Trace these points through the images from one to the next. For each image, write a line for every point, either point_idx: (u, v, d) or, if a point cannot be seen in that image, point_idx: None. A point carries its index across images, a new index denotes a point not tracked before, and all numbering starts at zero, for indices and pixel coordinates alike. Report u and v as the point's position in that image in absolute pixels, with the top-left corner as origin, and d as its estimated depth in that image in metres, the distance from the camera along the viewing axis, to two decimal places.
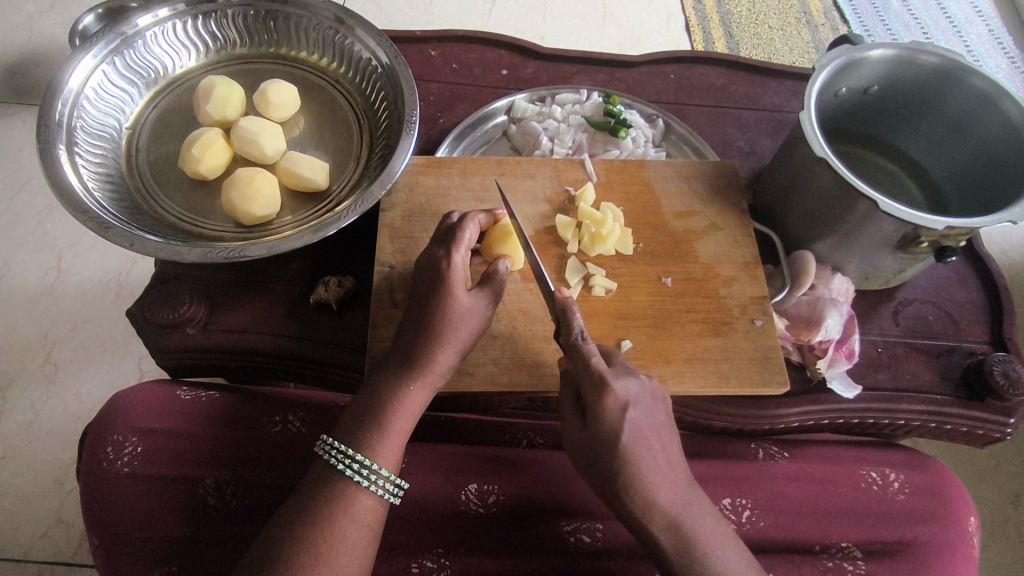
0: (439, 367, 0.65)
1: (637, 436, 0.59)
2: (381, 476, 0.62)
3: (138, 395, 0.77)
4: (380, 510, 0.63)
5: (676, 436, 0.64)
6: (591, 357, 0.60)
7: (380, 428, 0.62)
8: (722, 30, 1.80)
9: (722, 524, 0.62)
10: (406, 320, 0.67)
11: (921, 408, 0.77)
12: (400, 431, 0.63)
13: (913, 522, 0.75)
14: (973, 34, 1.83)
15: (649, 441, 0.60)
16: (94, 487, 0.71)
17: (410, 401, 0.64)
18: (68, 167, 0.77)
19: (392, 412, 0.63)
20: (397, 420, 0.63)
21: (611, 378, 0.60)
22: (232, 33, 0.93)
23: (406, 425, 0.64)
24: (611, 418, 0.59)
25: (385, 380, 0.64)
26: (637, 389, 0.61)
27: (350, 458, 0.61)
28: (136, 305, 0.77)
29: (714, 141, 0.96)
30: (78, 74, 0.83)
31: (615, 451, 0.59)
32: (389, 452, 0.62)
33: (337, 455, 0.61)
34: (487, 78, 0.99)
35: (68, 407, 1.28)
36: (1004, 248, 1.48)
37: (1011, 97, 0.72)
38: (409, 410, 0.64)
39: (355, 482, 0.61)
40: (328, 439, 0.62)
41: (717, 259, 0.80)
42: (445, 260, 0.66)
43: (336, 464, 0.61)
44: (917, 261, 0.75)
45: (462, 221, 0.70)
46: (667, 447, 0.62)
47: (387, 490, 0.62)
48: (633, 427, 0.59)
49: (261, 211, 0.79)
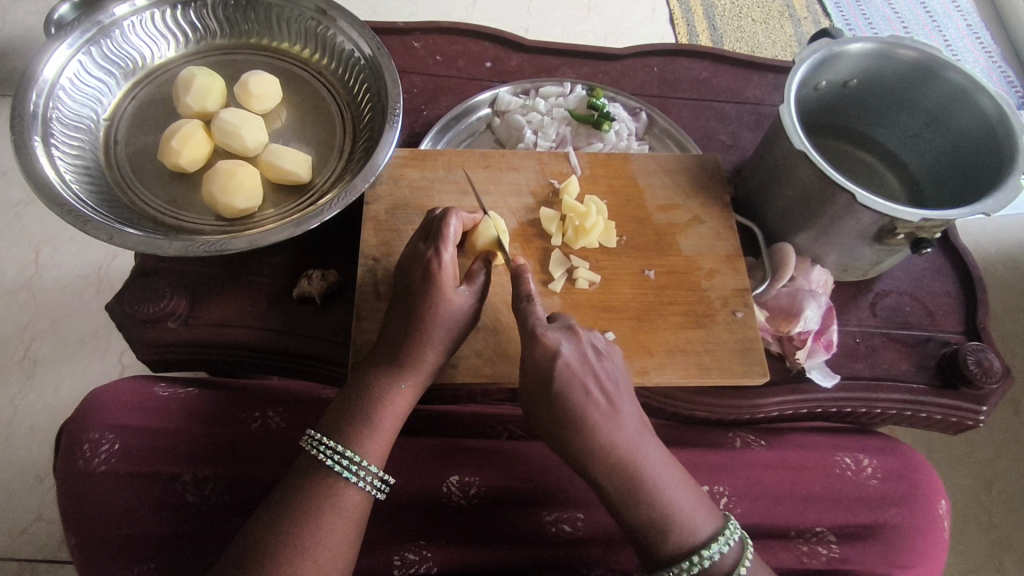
0: (427, 363, 0.65)
1: (570, 377, 0.60)
2: (370, 471, 0.62)
3: (114, 393, 0.76)
4: (366, 505, 0.63)
5: (628, 388, 0.63)
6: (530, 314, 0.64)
7: (370, 423, 0.63)
8: (706, 23, 1.80)
9: (674, 470, 0.62)
10: (392, 316, 0.68)
11: (898, 397, 0.79)
12: (389, 428, 0.64)
13: (885, 506, 0.77)
14: (952, 28, 1.85)
15: (586, 384, 0.61)
16: (71, 486, 0.71)
17: (399, 398, 0.64)
18: (44, 159, 0.75)
19: (381, 408, 0.63)
20: (386, 416, 0.64)
21: (541, 330, 0.62)
22: (212, 23, 0.92)
23: (394, 422, 0.64)
24: (542, 357, 0.61)
25: (375, 375, 0.65)
26: (574, 339, 0.63)
27: (338, 454, 0.61)
28: (115, 299, 0.77)
29: (697, 134, 0.97)
30: (53, 64, 0.82)
31: (550, 390, 0.60)
32: (378, 449, 0.63)
33: (324, 451, 0.61)
34: (471, 71, 0.99)
35: (48, 403, 1.26)
36: (979, 240, 1.51)
37: (986, 92, 0.74)
38: (397, 407, 0.64)
39: (343, 478, 0.61)
40: (315, 435, 0.62)
41: (699, 252, 0.81)
42: (435, 259, 0.66)
43: (323, 460, 0.61)
44: (893, 253, 0.76)
45: (444, 215, 0.69)
46: (618, 404, 0.61)
47: (373, 485, 0.62)
48: (565, 370, 0.60)
49: (243, 204, 0.79)
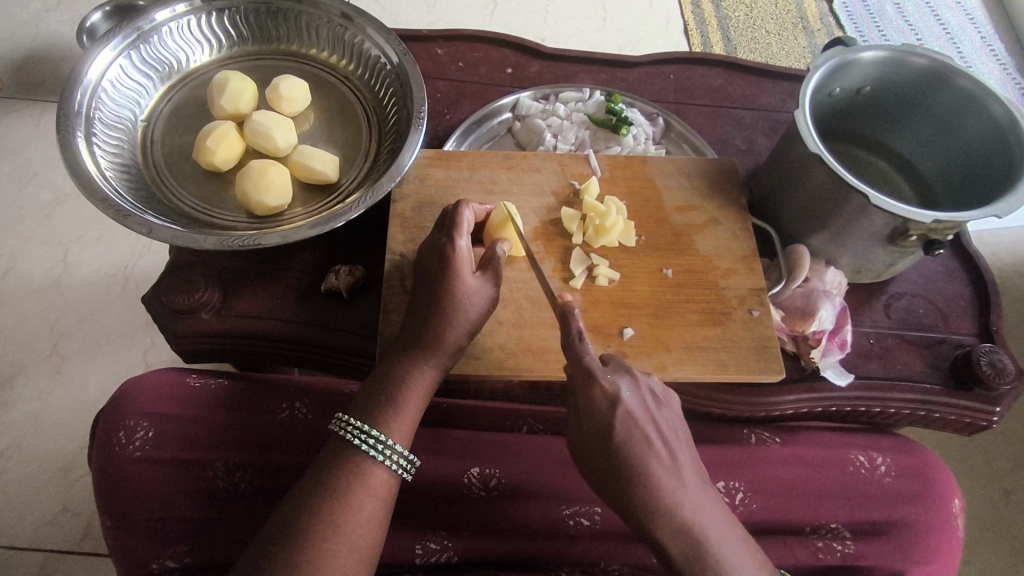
0: (450, 347, 0.68)
1: (631, 424, 0.60)
2: (396, 451, 0.64)
3: (149, 382, 0.78)
4: (394, 485, 0.65)
5: (686, 439, 0.63)
6: (584, 355, 0.63)
7: (394, 406, 0.65)
8: (721, 34, 1.83)
9: (736, 530, 0.60)
10: (415, 304, 0.70)
11: (911, 396, 0.80)
12: (414, 409, 0.66)
13: (899, 502, 0.78)
14: (966, 40, 1.87)
15: (649, 436, 0.60)
16: (108, 470, 0.74)
17: (422, 381, 0.67)
18: (86, 156, 0.79)
19: (405, 391, 0.66)
20: (410, 398, 0.66)
21: (600, 373, 0.62)
22: (245, 30, 0.96)
23: (418, 402, 0.67)
24: (600, 404, 0.61)
25: (401, 359, 0.67)
26: (632, 384, 0.63)
27: (365, 434, 0.64)
28: (152, 292, 0.79)
29: (712, 139, 0.99)
30: (96, 66, 0.85)
31: (611, 441, 0.60)
32: (402, 428, 0.65)
33: (353, 432, 0.64)
34: (493, 77, 1.02)
35: (73, 398, 1.29)
36: (995, 250, 1.52)
37: (997, 98, 0.75)
38: (421, 389, 0.67)
39: (370, 457, 0.63)
40: (343, 417, 0.64)
41: (716, 253, 0.82)
42: (450, 246, 0.69)
43: (352, 440, 0.63)
44: (907, 254, 0.78)
45: (457, 208, 0.73)
46: (679, 454, 0.61)
47: (399, 464, 0.64)
48: (627, 418, 0.60)
49: (274, 201, 0.82)
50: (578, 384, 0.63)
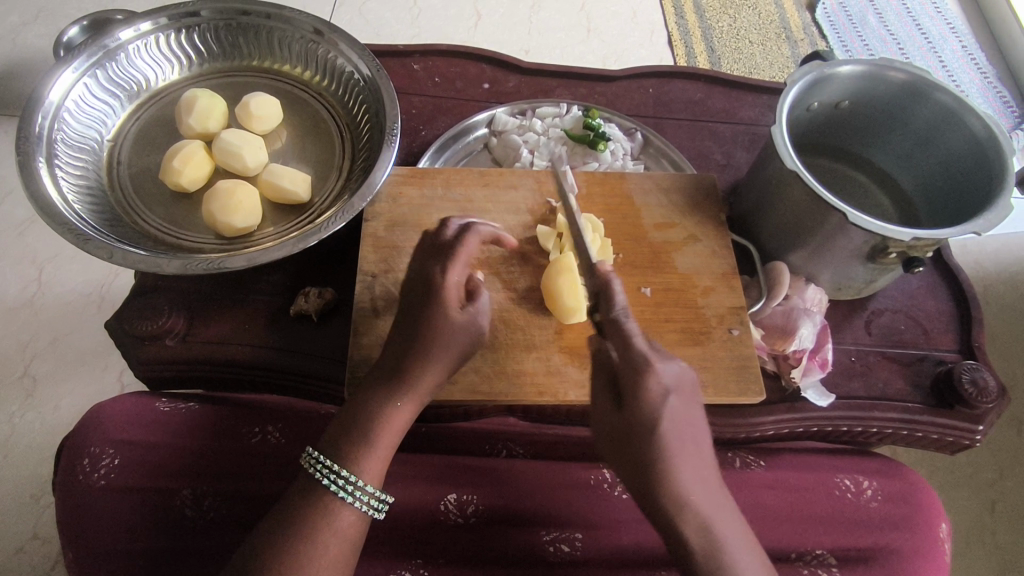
0: (427, 383, 0.65)
1: (671, 420, 0.55)
2: (366, 492, 0.61)
3: (117, 408, 0.77)
4: (362, 525, 0.62)
5: (708, 437, 0.57)
6: (636, 345, 0.57)
7: (367, 446, 0.61)
8: (705, 45, 1.83)
9: (750, 539, 0.57)
10: (395, 337, 0.67)
11: (894, 416, 0.78)
12: (386, 450, 0.63)
13: (886, 528, 0.77)
14: (947, 49, 1.88)
15: (687, 440, 0.55)
16: (70, 500, 0.71)
17: (396, 420, 0.63)
18: (47, 179, 0.77)
19: (377, 428, 0.62)
20: (383, 437, 0.62)
21: (653, 362, 0.56)
22: (215, 46, 0.94)
23: (390, 443, 0.63)
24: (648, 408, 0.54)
25: (375, 393, 0.63)
26: (680, 375, 0.57)
27: (335, 474, 0.60)
28: (115, 317, 0.77)
29: (691, 154, 0.98)
30: (59, 87, 0.84)
31: (652, 445, 0.54)
32: (374, 469, 0.61)
33: (321, 470, 0.60)
34: (469, 92, 1.01)
35: (46, 421, 1.26)
36: (978, 258, 1.53)
37: (975, 113, 0.74)
38: (394, 427, 0.63)
39: (338, 498, 0.60)
40: (314, 454, 0.61)
41: (696, 270, 0.81)
42: (441, 279, 0.67)
43: (321, 480, 0.60)
44: (886, 271, 0.77)
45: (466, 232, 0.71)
46: (707, 456, 0.57)
47: (368, 503, 0.61)
48: (675, 421, 0.55)
49: (242, 223, 0.80)
50: (621, 368, 0.57)
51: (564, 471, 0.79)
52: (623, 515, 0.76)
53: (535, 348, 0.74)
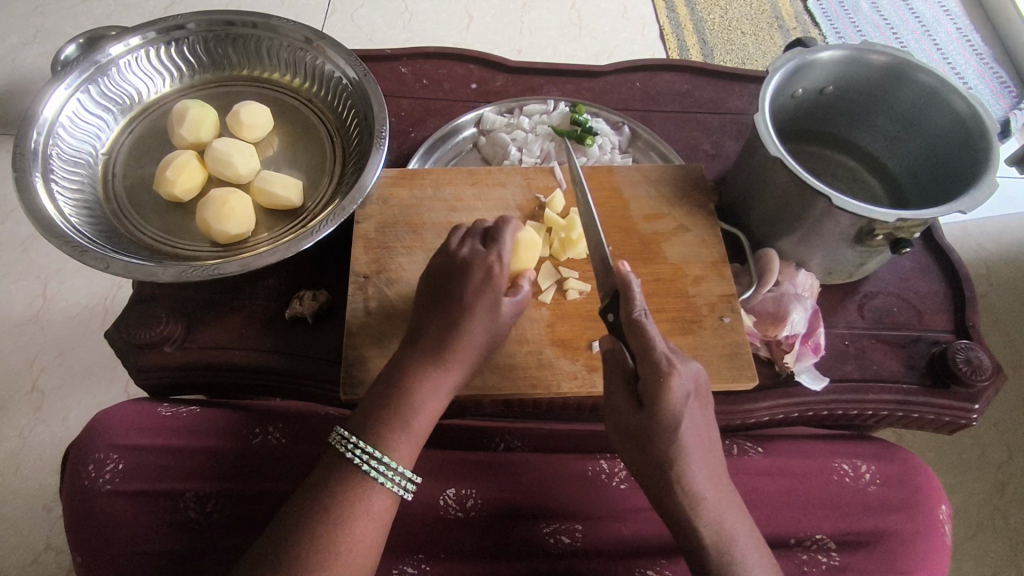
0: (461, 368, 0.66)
1: (683, 415, 0.58)
2: (397, 472, 0.62)
3: (119, 414, 0.78)
4: (392, 503, 0.63)
5: (716, 429, 0.63)
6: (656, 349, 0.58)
7: (405, 426, 0.63)
8: (696, 37, 1.83)
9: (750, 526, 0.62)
10: (435, 316, 0.67)
11: (889, 397, 0.79)
12: (420, 432, 0.64)
13: (885, 512, 0.77)
14: (941, 32, 1.87)
15: (700, 431, 0.60)
16: (78, 505, 0.73)
17: (431, 401, 0.64)
18: (44, 195, 0.78)
19: (414, 413, 0.63)
20: (418, 418, 0.63)
21: (671, 366, 0.58)
22: (204, 57, 0.96)
23: (425, 425, 0.64)
24: (668, 406, 0.57)
25: (406, 379, 0.64)
26: (696, 377, 0.61)
27: (365, 453, 0.61)
28: (114, 326, 0.79)
29: (680, 145, 0.99)
30: (52, 104, 0.85)
31: (669, 440, 0.58)
32: (409, 450, 0.62)
33: (351, 450, 0.61)
34: (457, 93, 1.02)
35: (56, 433, 1.28)
36: (979, 240, 1.52)
37: (958, 92, 0.74)
38: (429, 409, 0.64)
39: (370, 477, 0.61)
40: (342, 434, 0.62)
41: (685, 260, 0.81)
42: (497, 262, 0.68)
43: (351, 459, 0.61)
44: (875, 254, 0.77)
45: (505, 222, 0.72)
46: (710, 449, 0.62)
47: (397, 482, 0.62)
48: (690, 418, 0.59)
49: (236, 230, 0.81)
50: (641, 368, 0.59)
51: (562, 463, 0.79)
52: (621, 505, 0.77)
53: (527, 342, 0.75)
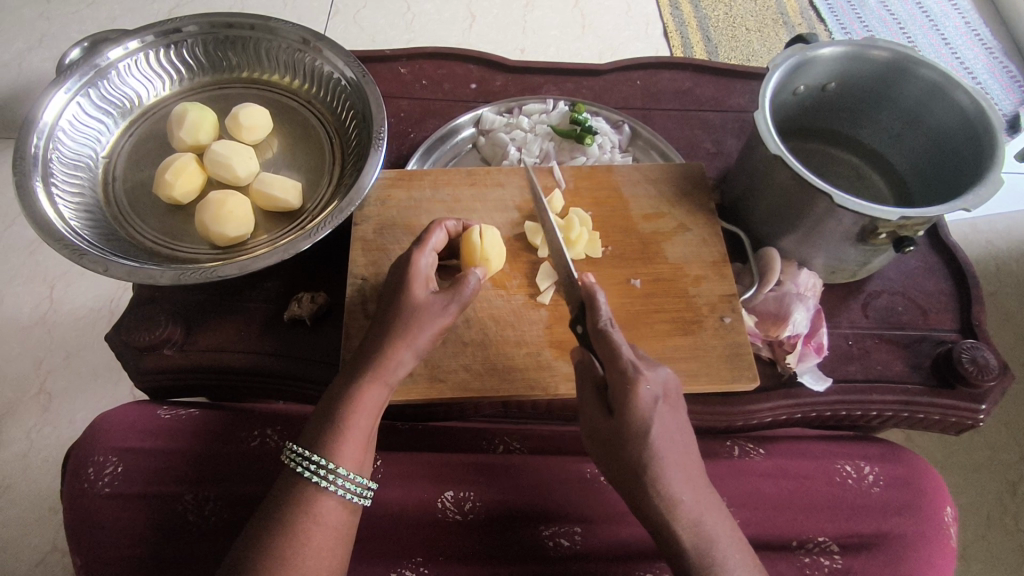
0: (394, 364, 0.64)
1: (655, 420, 0.58)
2: (342, 476, 0.61)
3: (118, 418, 0.78)
4: (347, 512, 0.62)
5: (691, 433, 0.62)
6: (621, 351, 0.60)
7: (337, 429, 0.62)
8: (701, 35, 1.82)
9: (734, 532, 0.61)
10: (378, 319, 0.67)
11: (893, 398, 0.77)
12: (357, 433, 0.62)
13: (889, 514, 0.76)
14: (950, 27, 1.85)
15: (673, 436, 0.59)
16: (76, 509, 0.73)
17: (367, 399, 0.63)
18: (44, 199, 0.79)
19: (352, 411, 0.62)
20: (355, 418, 0.62)
21: (639, 372, 0.59)
22: (203, 60, 0.96)
23: (366, 423, 0.63)
24: (640, 412, 0.58)
25: None
26: (664, 381, 0.61)
27: (309, 460, 0.61)
28: (114, 329, 0.79)
29: (681, 144, 0.98)
30: (52, 108, 0.85)
31: (641, 446, 0.58)
32: (350, 452, 0.61)
33: (298, 460, 0.61)
34: (457, 93, 1.01)
35: (63, 434, 1.29)
36: (989, 237, 1.50)
37: (962, 88, 0.73)
38: (368, 407, 0.63)
39: (315, 484, 0.60)
40: (290, 446, 0.61)
41: (685, 259, 0.81)
42: (411, 258, 0.69)
43: (297, 469, 0.60)
44: (879, 252, 0.76)
45: (431, 226, 0.74)
46: (688, 450, 0.61)
47: (352, 491, 0.62)
48: (661, 421, 0.59)
49: (235, 232, 0.81)
50: (610, 375, 0.60)
51: (561, 465, 0.79)
52: (620, 507, 0.76)
53: (526, 344, 0.74)
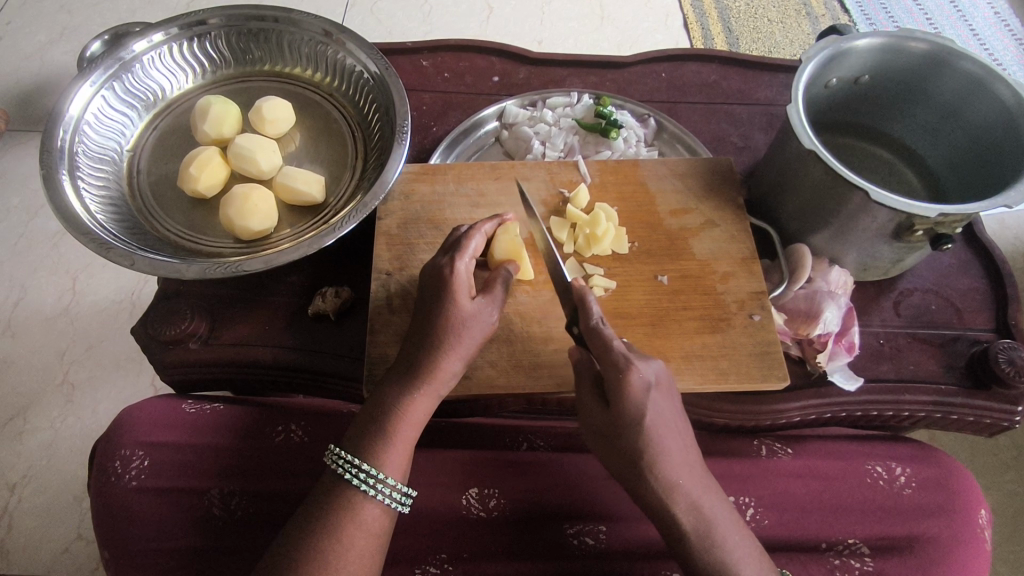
0: (444, 374, 0.65)
1: (649, 408, 0.59)
2: (388, 485, 0.62)
3: (144, 411, 0.78)
4: (387, 519, 0.62)
5: (686, 421, 0.63)
6: (612, 343, 0.61)
7: (390, 435, 0.62)
8: (721, 26, 1.79)
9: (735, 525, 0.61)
10: (418, 328, 0.66)
11: (926, 398, 0.76)
12: (406, 441, 0.63)
13: (921, 516, 0.74)
14: (978, 18, 1.80)
15: (668, 425, 0.60)
16: (104, 502, 0.73)
17: (415, 411, 0.63)
18: (71, 192, 0.79)
19: (400, 420, 0.63)
20: (403, 428, 0.63)
21: (631, 361, 0.60)
22: (226, 53, 0.95)
23: (412, 433, 0.64)
24: (633, 402, 0.59)
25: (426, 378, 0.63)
26: (658, 372, 0.61)
27: (356, 467, 0.61)
28: (140, 323, 0.79)
29: (707, 137, 0.96)
30: (77, 101, 0.85)
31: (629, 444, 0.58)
32: (396, 462, 0.62)
33: (344, 465, 0.61)
34: (479, 86, 1.00)
35: (86, 425, 1.30)
36: (1018, 233, 1.47)
37: (1004, 81, 0.71)
38: (415, 418, 0.64)
39: (361, 492, 0.61)
40: (336, 450, 0.62)
41: (713, 256, 0.79)
42: (450, 267, 0.66)
43: (343, 474, 0.61)
44: (914, 249, 0.74)
45: (468, 231, 0.70)
46: (684, 438, 0.61)
47: (394, 499, 0.62)
48: (655, 413, 0.59)
49: (259, 226, 0.81)
50: (603, 369, 0.61)
51: (586, 463, 0.78)
52: None
53: (551, 341, 0.74)
